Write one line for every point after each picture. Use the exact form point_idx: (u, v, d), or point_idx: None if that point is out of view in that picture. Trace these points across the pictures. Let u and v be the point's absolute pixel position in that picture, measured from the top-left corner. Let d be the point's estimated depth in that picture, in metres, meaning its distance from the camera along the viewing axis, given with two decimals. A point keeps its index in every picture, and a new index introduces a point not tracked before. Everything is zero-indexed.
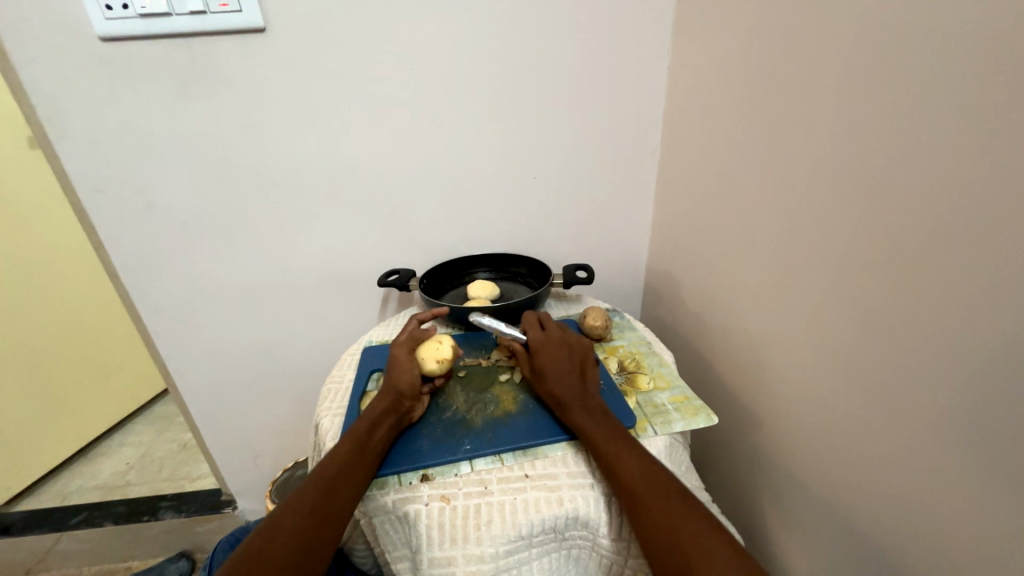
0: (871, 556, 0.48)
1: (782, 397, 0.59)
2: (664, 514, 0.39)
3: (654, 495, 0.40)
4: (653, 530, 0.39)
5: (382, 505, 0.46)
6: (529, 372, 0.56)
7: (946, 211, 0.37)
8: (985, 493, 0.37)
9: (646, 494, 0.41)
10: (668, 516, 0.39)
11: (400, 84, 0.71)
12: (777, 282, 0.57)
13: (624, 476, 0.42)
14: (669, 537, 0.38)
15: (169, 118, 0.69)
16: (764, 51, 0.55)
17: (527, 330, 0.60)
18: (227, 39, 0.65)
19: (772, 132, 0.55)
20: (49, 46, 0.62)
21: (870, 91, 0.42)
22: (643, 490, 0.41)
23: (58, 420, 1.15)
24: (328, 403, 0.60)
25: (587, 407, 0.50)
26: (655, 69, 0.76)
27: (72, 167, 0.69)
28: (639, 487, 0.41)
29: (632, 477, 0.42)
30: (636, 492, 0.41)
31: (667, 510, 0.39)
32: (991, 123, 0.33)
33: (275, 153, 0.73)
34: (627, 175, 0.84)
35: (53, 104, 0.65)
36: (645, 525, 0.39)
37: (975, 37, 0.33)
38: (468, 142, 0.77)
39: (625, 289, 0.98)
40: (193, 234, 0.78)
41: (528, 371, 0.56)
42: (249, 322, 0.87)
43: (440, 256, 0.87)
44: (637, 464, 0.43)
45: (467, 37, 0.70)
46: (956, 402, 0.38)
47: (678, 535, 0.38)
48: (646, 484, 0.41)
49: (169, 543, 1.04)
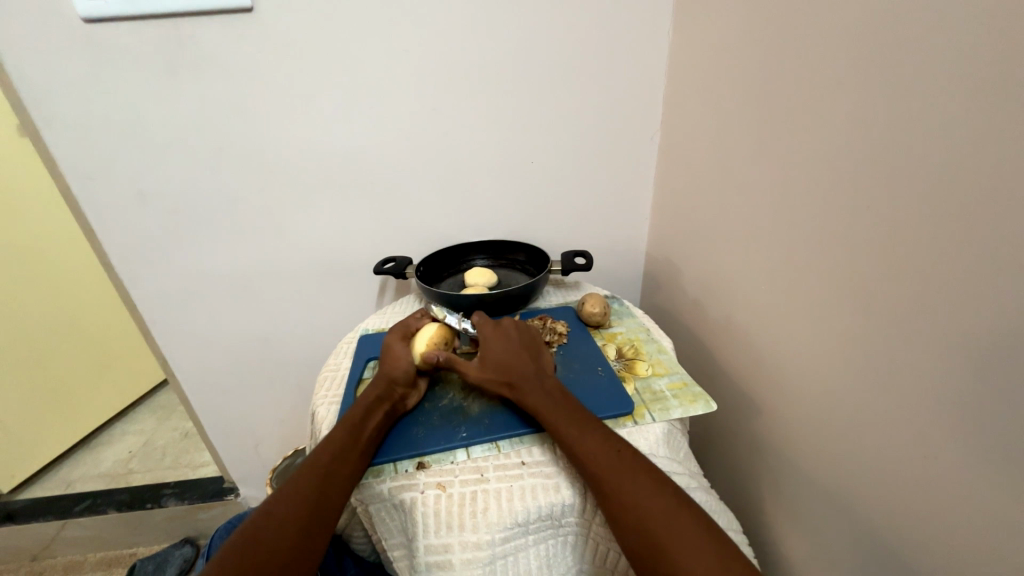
0: (868, 542, 0.48)
1: (780, 385, 0.59)
2: (634, 497, 0.39)
3: (623, 476, 0.40)
4: (623, 512, 0.39)
5: (377, 493, 0.46)
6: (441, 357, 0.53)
7: (950, 193, 0.35)
8: (984, 482, 0.36)
9: (614, 477, 0.40)
10: (637, 499, 0.39)
11: (393, 67, 0.69)
12: (775, 269, 0.56)
13: (591, 458, 0.42)
14: (638, 519, 0.38)
15: (156, 103, 0.67)
16: (764, 31, 0.53)
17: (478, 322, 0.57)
18: (214, 20, 0.63)
19: (771, 116, 0.53)
20: (29, 29, 0.60)
21: (874, 70, 0.40)
22: (611, 472, 0.41)
23: (57, 411, 1.16)
24: (324, 391, 0.60)
25: (545, 392, 0.48)
26: (655, 50, 0.74)
27: (61, 155, 0.68)
28: (606, 468, 0.41)
29: (596, 456, 0.42)
30: (604, 475, 0.41)
31: (637, 492, 0.39)
32: (996, 103, 0.32)
33: (267, 138, 0.72)
34: (626, 160, 0.82)
35: (38, 89, 0.64)
36: (614, 507, 0.39)
37: (983, 12, 0.32)
38: (463, 127, 0.75)
39: (625, 277, 0.97)
40: (187, 223, 0.77)
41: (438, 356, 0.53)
42: (244, 311, 0.86)
43: (437, 244, 0.86)
44: (602, 446, 0.43)
45: (462, 16, 0.67)
46: (956, 389, 0.37)
47: (647, 516, 0.38)
48: (613, 465, 0.41)
49: (173, 529, 1.06)
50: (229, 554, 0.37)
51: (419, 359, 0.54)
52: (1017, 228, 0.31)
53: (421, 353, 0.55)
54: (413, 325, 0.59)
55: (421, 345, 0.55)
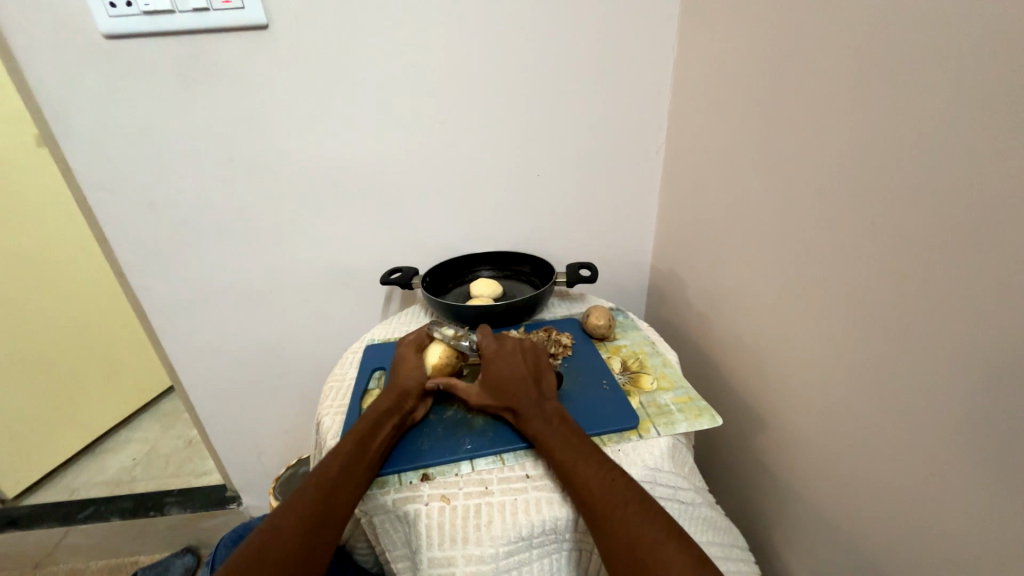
0: (875, 561, 0.48)
1: (786, 400, 0.59)
2: (625, 524, 0.39)
3: (615, 505, 0.40)
4: (614, 538, 0.39)
5: (381, 504, 0.46)
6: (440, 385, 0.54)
7: (956, 207, 0.36)
8: (993, 502, 0.36)
9: (607, 503, 0.40)
10: (629, 526, 0.39)
11: (402, 83, 0.71)
12: (780, 283, 0.56)
13: (588, 484, 0.42)
14: (628, 546, 0.38)
15: (171, 115, 0.69)
16: (768, 50, 0.54)
17: (482, 336, 0.56)
18: (230, 36, 0.65)
19: (776, 130, 0.54)
20: (53, 44, 0.62)
21: (879, 86, 0.41)
22: (603, 500, 0.41)
23: (65, 417, 1.16)
24: (329, 401, 0.60)
25: (545, 413, 0.49)
26: (661, 67, 0.75)
27: (78, 166, 0.70)
28: (600, 494, 0.41)
29: (590, 482, 0.42)
30: (597, 502, 0.41)
31: (628, 520, 0.39)
32: (998, 123, 0.32)
33: (278, 151, 0.73)
34: (632, 172, 0.83)
35: (60, 102, 0.66)
36: (606, 533, 0.39)
37: (983, 35, 0.33)
38: (470, 142, 0.77)
39: (629, 289, 0.97)
40: (197, 232, 0.78)
41: (437, 386, 0.54)
42: (251, 320, 0.87)
43: (443, 255, 0.87)
44: (598, 471, 0.43)
45: (471, 36, 0.69)
46: (964, 405, 0.37)
47: (637, 543, 0.37)
48: (606, 493, 0.41)
49: (174, 538, 1.06)
50: (235, 565, 0.36)
51: (432, 369, 0.56)
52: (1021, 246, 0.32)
53: (433, 365, 0.56)
54: (425, 337, 0.59)
55: (433, 357, 0.56)
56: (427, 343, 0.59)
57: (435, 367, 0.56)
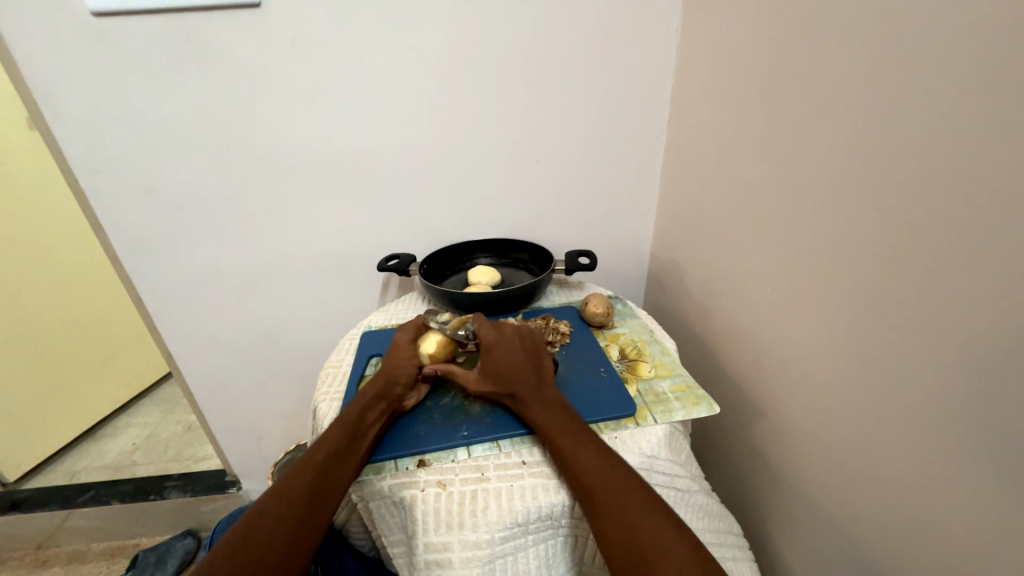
0: (868, 549, 0.48)
1: (783, 389, 0.58)
2: (622, 512, 0.39)
3: (612, 491, 0.40)
4: (609, 523, 0.39)
5: (377, 490, 0.46)
6: (439, 371, 0.54)
7: (958, 195, 0.35)
8: (986, 493, 0.36)
9: (604, 491, 0.40)
10: (625, 511, 0.39)
11: (399, 65, 0.69)
12: (779, 273, 0.56)
13: (584, 470, 0.42)
14: (624, 531, 0.38)
15: (162, 97, 0.67)
16: (771, 35, 0.53)
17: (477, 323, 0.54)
18: (221, 14, 0.63)
19: (778, 115, 0.53)
20: (39, 22, 0.60)
21: (885, 71, 0.39)
22: (601, 486, 0.41)
23: (62, 402, 1.16)
24: (326, 386, 0.60)
25: (542, 401, 0.48)
26: (664, 50, 0.73)
27: (69, 149, 0.69)
28: (597, 481, 0.41)
29: (589, 468, 0.42)
30: (594, 488, 0.41)
31: (625, 506, 0.39)
32: (1000, 113, 0.31)
33: (274, 134, 0.72)
34: (633, 158, 0.82)
35: (47, 83, 0.64)
36: (601, 518, 0.39)
37: (987, 20, 0.32)
38: (469, 126, 0.75)
39: (629, 277, 0.96)
40: (192, 217, 0.77)
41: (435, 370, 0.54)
42: (248, 306, 0.87)
43: (441, 241, 0.86)
44: (595, 459, 0.43)
45: (471, 16, 0.67)
46: (961, 396, 0.37)
47: (635, 528, 0.38)
48: (603, 480, 0.41)
49: (175, 521, 1.07)
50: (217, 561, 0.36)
51: (425, 358, 0.56)
52: (1018, 239, 0.31)
53: (426, 354, 0.56)
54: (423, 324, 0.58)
55: (428, 347, 0.56)
56: (424, 330, 0.58)
57: (431, 357, 0.56)
